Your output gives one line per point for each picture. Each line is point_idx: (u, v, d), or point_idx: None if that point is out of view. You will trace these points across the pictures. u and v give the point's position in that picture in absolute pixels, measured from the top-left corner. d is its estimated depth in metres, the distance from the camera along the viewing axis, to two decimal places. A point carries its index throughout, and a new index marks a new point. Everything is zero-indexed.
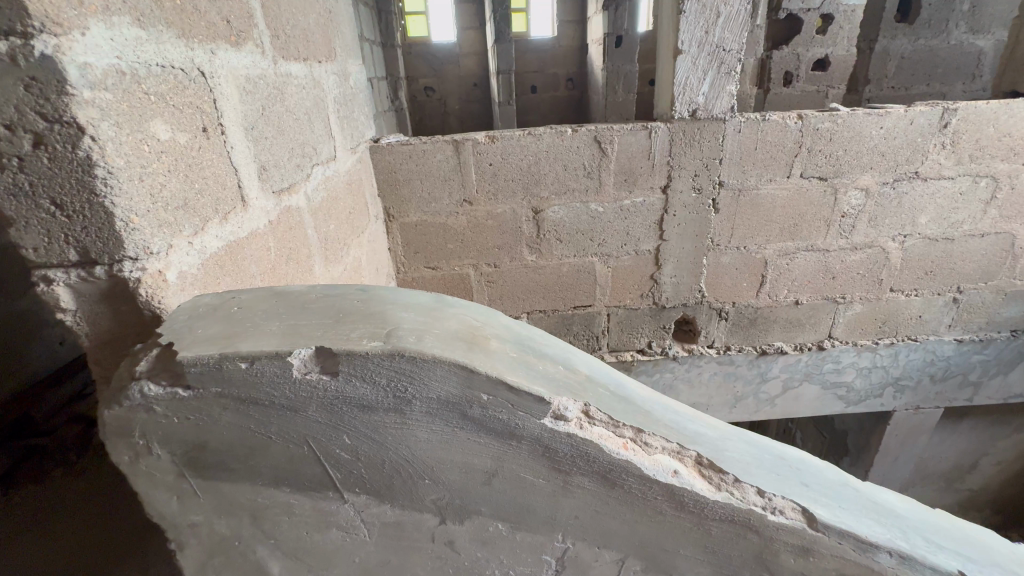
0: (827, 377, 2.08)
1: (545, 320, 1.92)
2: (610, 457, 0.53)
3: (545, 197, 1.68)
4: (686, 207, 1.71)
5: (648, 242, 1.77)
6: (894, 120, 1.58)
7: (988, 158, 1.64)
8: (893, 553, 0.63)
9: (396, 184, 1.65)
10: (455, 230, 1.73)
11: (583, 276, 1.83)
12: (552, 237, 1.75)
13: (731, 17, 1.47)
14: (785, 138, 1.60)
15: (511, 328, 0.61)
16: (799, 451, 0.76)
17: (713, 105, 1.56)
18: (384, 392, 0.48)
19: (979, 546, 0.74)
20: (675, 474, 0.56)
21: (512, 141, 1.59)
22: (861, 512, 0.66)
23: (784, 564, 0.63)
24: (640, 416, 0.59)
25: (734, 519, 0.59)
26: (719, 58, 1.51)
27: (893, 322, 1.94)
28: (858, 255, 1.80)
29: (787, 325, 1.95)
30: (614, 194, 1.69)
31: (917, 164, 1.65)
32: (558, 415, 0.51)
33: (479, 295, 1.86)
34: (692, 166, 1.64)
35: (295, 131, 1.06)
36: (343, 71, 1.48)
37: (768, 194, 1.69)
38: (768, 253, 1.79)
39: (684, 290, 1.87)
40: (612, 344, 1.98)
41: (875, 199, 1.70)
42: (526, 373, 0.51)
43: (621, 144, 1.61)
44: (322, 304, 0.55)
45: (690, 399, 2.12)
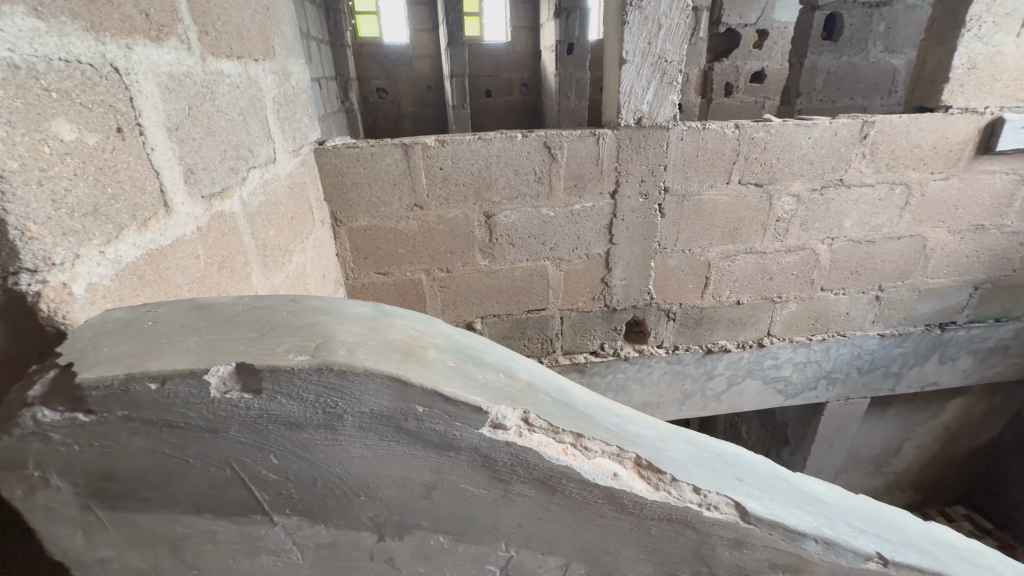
0: (767, 372, 2.19)
1: (499, 325, 1.92)
2: (550, 464, 0.54)
3: (496, 202, 1.68)
4: (633, 212, 1.76)
5: (598, 246, 1.81)
6: (820, 131, 1.69)
7: (901, 167, 1.79)
8: (819, 540, 0.67)
9: (343, 188, 1.61)
10: (406, 234, 1.70)
11: (536, 280, 1.85)
12: (504, 241, 1.76)
13: (672, 29, 1.53)
14: (724, 146, 1.68)
15: (451, 336, 0.61)
16: (736, 447, 0.79)
17: (657, 114, 1.61)
18: (313, 408, 0.46)
19: (896, 528, 0.80)
20: (614, 477, 0.57)
21: (462, 145, 1.58)
22: (790, 503, 0.69)
23: (721, 557, 0.66)
24: (581, 420, 0.59)
25: (673, 517, 0.61)
26: (662, 69, 1.57)
27: (824, 319, 2.08)
28: (792, 257, 1.92)
29: (729, 325, 2.05)
30: (565, 198, 1.71)
31: (841, 172, 1.77)
32: (496, 424, 0.51)
33: (432, 301, 1.83)
34: (638, 172, 1.69)
35: (228, 133, 1.00)
36: (283, 71, 1.42)
37: (710, 199, 1.76)
38: (711, 256, 1.88)
39: (634, 293, 1.92)
40: (566, 346, 2.01)
41: (805, 204, 1.82)
42: (464, 382, 0.50)
43: (570, 149, 1.63)
44: (248, 316, 0.52)
45: (642, 398, 2.18)
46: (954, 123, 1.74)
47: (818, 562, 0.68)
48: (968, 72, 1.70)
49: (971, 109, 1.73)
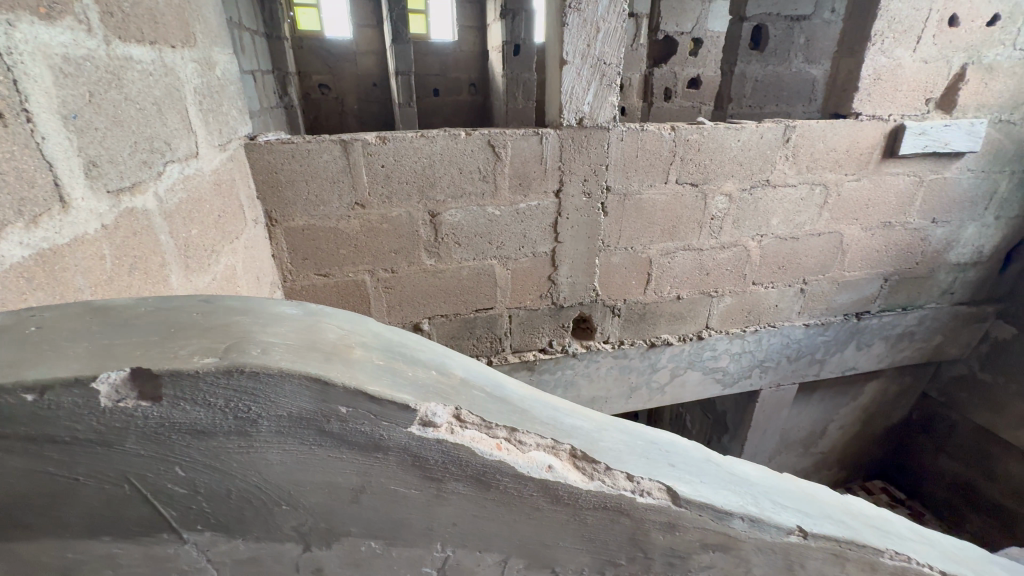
0: (707, 363, 2.30)
1: (447, 325, 1.90)
2: (483, 460, 0.53)
3: (441, 200, 1.66)
4: (577, 210, 1.79)
5: (544, 245, 1.83)
6: (748, 134, 1.80)
7: (820, 169, 1.93)
8: (745, 518, 0.71)
9: (278, 186, 1.53)
10: (347, 234, 1.64)
11: (483, 279, 1.84)
12: (449, 240, 1.74)
13: (610, 33, 1.57)
14: (661, 147, 1.74)
15: (380, 335, 0.59)
16: (671, 434, 0.82)
17: (597, 115, 1.65)
18: (223, 413, 0.43)
19: (815, 503, 0.86)
20: (549, 469, 0.57)
21: (404, 142, 1.54)
22: (719, 485, 0.73)
23: (655, 541, 0.68)
24: (516, 415, 0.59)
25: (607, 505, 0.62)
26: (601, 71, 1.61)
27: (756, 311, 2.21)
28: (726, 253, 2.03)
29: (671, 319, 2.13)
30: (510, 197, 1.72)
31: (768, 173, 1.89)
32: (426, 422, 0.50)
33: (377, 303, 1.79)
34: (581, 171, 1.73)
35: (139, 123, 0.92)
36: (206, 59, 1.33)
37: (650, 198, 1.83)
38: (652, 252, 1.94)
39: (580, 290, 1.96)
40: (514, 344, 2.02)
41: (737, 203, 1.92)
42: (391, 381, 0.49)
43: (514, 148, 1.64)
44: (151, 318, 0.48)
45: (591, 393, 2.23)
46: (863, 129, 1.90)
47: (745, 538, 0.72)
48: (874, 82, 1.86)
49: (878, 116, 1.90)
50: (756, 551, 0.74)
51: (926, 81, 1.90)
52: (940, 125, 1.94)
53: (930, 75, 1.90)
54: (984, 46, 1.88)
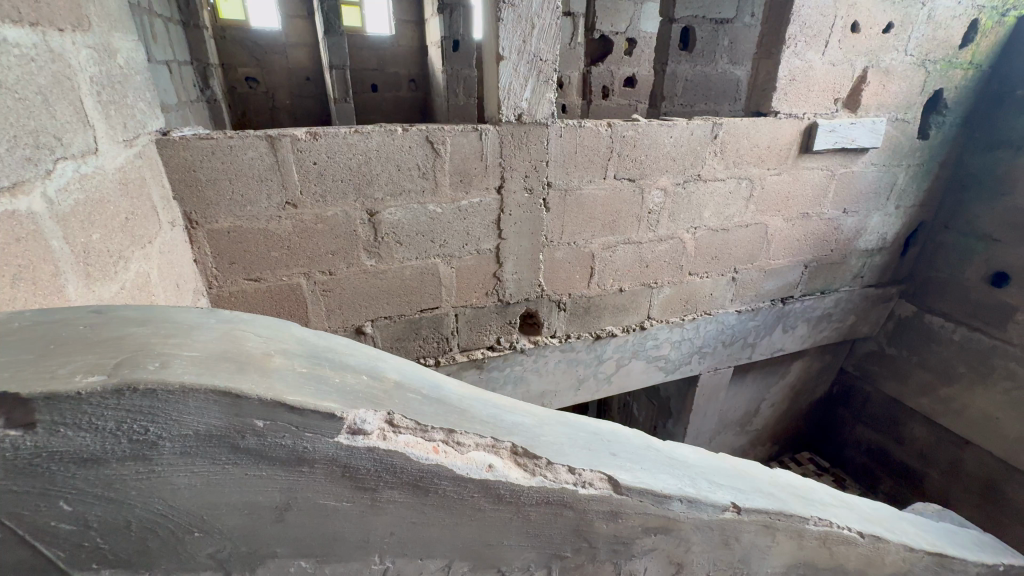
0: (649, 352, 2.39)
1: (391, 327, 1.84)
2: (419, 465, 0.51)
3: (379, 198, 1.61)
4: (520, 207, 1.79)
5: (488, 242, 1.81)
6: (680, 131, 1.87)
7: (746, 164, 2.05)
8: (683, 499, 0.73)
9: (198, 186, 1.41)
10: (278, 235, 1.55)
11: (427, 278, 1.80)
12: (390, 240, 1.68)
13: (544, 29, 1.57)
14: (599, 143, 1.78)
15: (305, 341, 0.55)
16: (613, 424, 0.84)
17: (536, 111, 1.66)
18: (115, 437, 0.38)
19: (748, 479, 0.90)
20: (489, 469, 0.56)
21: (337, 138, 1.47)
22: (659, 469, 0.75)
23: (599, 531, 0.69)
24: (454, 416, 0.58)
25: (550, 500, 0.62)
26: (537, 67, 1.61)
27: (693, 301, 2.32)
28: (664, 246, 2.11)
29: (615, 311, 2.19)
30: (451, 194, 1.69)
31: (699, 168, 1.98)
32: (355, 430, 0.47)
33: (316, 307, 1.70)
34: (522, 167, 1.73)
35: (18, 115, 0.82)
36: (106, 45, 1.20)
37: (590, 193, 1.86)
38: (594, 247, 1.98)
39: (525, 286, 1.97)
40: (462, 343, 1.99)
41: (672, 197, 2.00)
42: (314, 389, 0.46)
43: (453, 145, 1.61)
44: (27, 334, 0.42)
45: (540, 387, 2.25)
46: (782, 126, 2.03)
47: (684, 519, 0.75)
48: (790, 82, 1.99)
49: (794, 114, 2.04)
50: (695, 530, 0.77)
51: (834, 82, 2.06)
52: (847, 123, 2.11)
53: (837, 77, 2.06)
54: (881, 51, 2.07)
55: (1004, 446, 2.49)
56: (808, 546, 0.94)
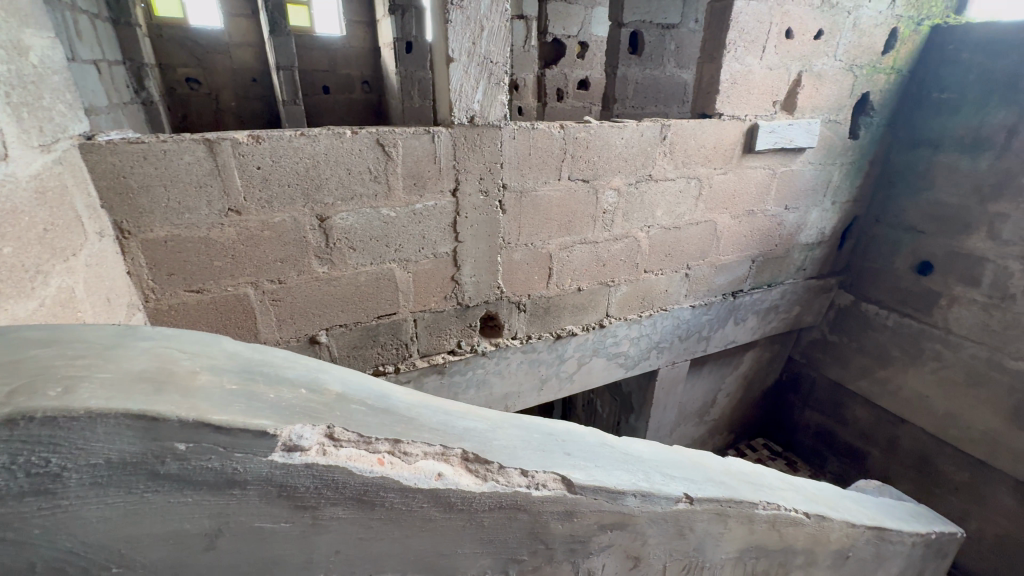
0: (609, 349, 2.43)
1: (347, 335, 1.79)
2: (363, 478, 0.50)
3: (329, 203, 1.56)
4: (475, 209, 1.78)
5: (444, 245, 1.79)
6: (630, 132, 1.92)
7: (694, 164, 2.12)
8: (637, 494, 0.74)
9: (129, 193, 1.32)
10: (221, 243, 1.47)
11: (383, 284, 1.76)
12: (343, 245, 1.63)
13: (493, 32, 1.57)
14: (552, 145, 1.80)
15: (238, 355, 0.53)
16: (567, 424, 0.84)
17: (488, 113, 1.66)
18: (10, 473, 0.36)
19: (700, 470, 0.93)
20: (438, 477, 0.55)
21: (281, 141, 1.41)
22: (613, 466, 0.76)
23: (555, 531, 0.69)
24: (400, 425, 0.57)
25: (503, 504, 0.62)
26: (488, 69, 1.61)
27: (650, 297, 2.38)
28: (619, 245, 2.15)
29: (574, 310, 2.22)
30: (404, 198, 1.66)
31: (650, 168, 2.03)
32: (290, 446, 0.45)
33: (265, 317, 1.63)
34: (477, 169, 1.72)
35: None
36: (17, 42, 1.10)
37: (545, 195, 1.88)
38: (552, 247, 2.00)
39: (484, 288, 1.96)
40: (422, 348, 1.96)
41: (625, 197, 2.05)
42: (243, 406, 0.44)
43: (405, 147, 1.58)
44: None
45: (503, 389, 2.24)
46: (726, 127, 2.11)
47: (639, 513, 0.76)
48: (732, 86, 2.07)
49: (736, 116, 2.13)
50: (650, 523, 0.79)
51: (772, 85, 2.17)
52: (785, 125, 2.23)
53: (775, 80, 2.17)
54: (813, 56, 2.20)
55: (933, 423, 2.68)
56: (759, 530, 0.98)
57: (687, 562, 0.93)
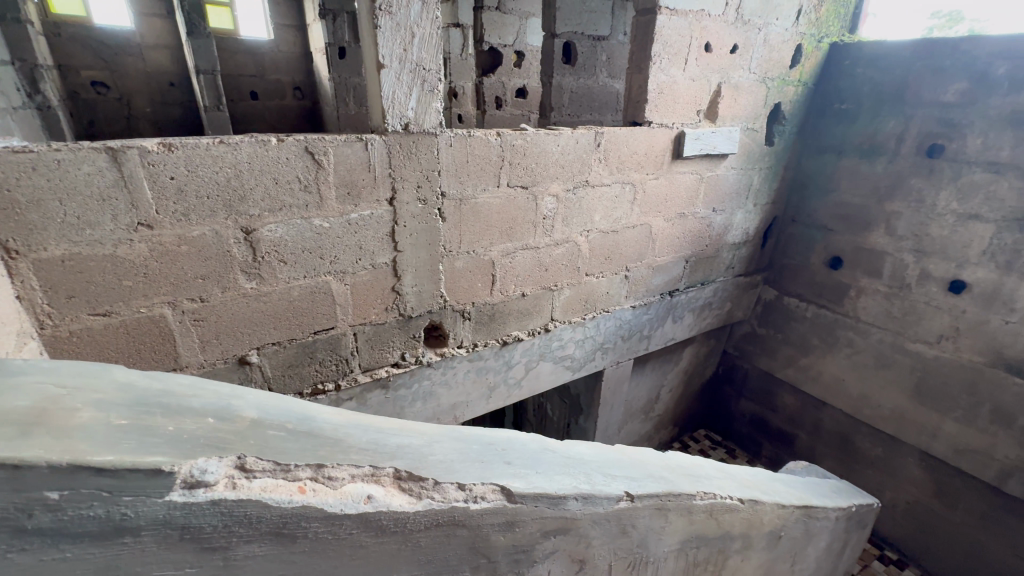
0: (555, 353, 2.45)
1: (281, 353, 1.69)
2: (281, 508, 0.49)
3: (254, 215, 1.46)
4: (414, 218, 1.75)
5: (383, 256, 1.74)
6: (566, 139, 1.96)
7: (628, 169, 2.20)
8: (579, 497, 0.74)
9: (17, 208, 1.17)
10: (131, 262, 1.35)
11: (319, 298, 1.68)
12: (272, 259, 1.54)
13: (425, 39, 1.55)
14: (489, 153, 1.80)
15: (130, 386, 0.52)
16: (509, 432, 0.85)
17: (422, 121, 1.63)
18: None
19: (642, 467, 0.96)
20: (367, 501, 0.54)
21: (197, 150, 1.32)
22: (555, 471, 0.76)
23: (497, 543, 0.69)
24: (323, 448, 0.55)
25: (440, 521, 0.61)
26: (421, 76, 1.58)
27: (592, 300, 2.43)
28: (560, 250, 2.19)
29: (519, 316, 2.22)
30: (338, 208, 1.59)
31: (587, 174, 2.09)
32: (192, 483, 0.45)
33: (185, 340, 1.51)
34: (414, 177, 1.69)
35: None
36: None
37: (485, 202, 1.87)
38: (494, 254, 2.00)
39: (427, 298, 1.92)
40: (363, 363, 1.89)
41: (564, 203, 2.09)
42: (133, 445, 0.44)
43: (337, 155, 1.52)
44: None
45: (450, 400, 2.20)
46: (655, 135, 2.21)
47: (582, 516, 0.76)
48: (659, 95, 2.17)
49: (664, 124, 2.23)
50: (593, 524, 0.79)
51: (695, 95, 2.30)
52: (709, 132, 2.37)
53: (698, 91, 2.30)
54: (730, 69, 2.35)
55: (849, 404, 2.93)
56: (698, 520, 1.01)
57: (632, 559, 0.95)
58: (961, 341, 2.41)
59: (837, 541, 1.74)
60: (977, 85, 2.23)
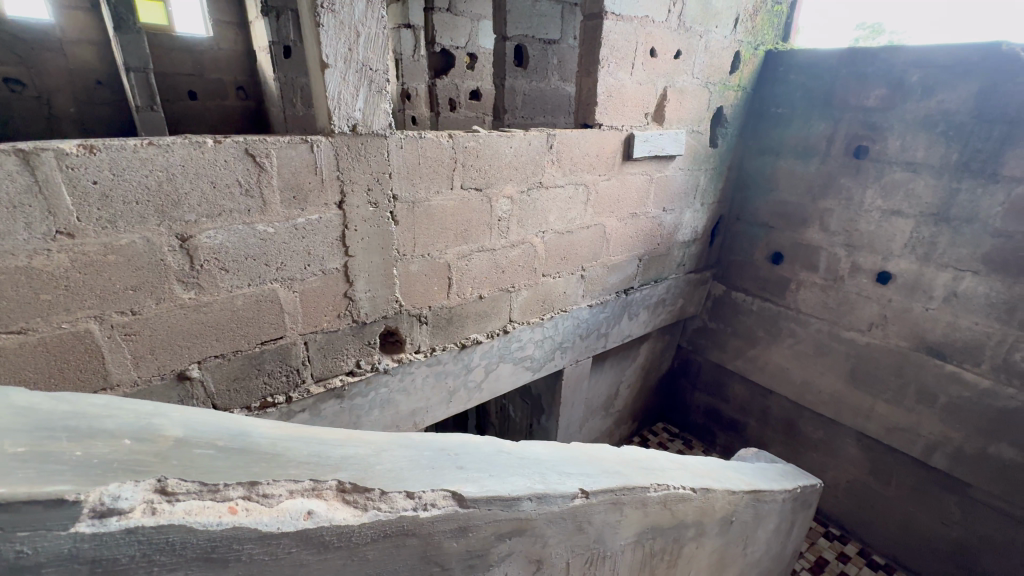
0: (514, 354, 2.45)
1: (225, 366, 1.60)
2: (208, 532, 0.47)
3: (191, 220, 1.38)
4: (365, 221, 1.70)
5: (333, 261, 1.68)
6: (518, 141, 1.97)
7: (580, 171, 2.24)
8: (534, 498, 0.74)
9: None
10: (49, 273, 1.24)
11: (265, 307, 1.60)
12: (212, 266, 1.46)
13: (372, 39, 1.51)
14: (442, 155, 1.78)
15: (35, 411, 0.49)
16: (463, 436, 0.84)
17: (371, 122, 1.59)
18: None
19: (598, 464, 0.97)
20: (307, 516, 0.52)
21: (124, 153, 1.23)
22: (509, 472, 0.76)
23: (450, 550, 0.68)
24: (257, 464, 0.54)
25: (389, 532, 0.59)
26: (368, 77, 1.55)
27: (550, 300, 2.45)
28: (516, 251, 2.19)
29: (477, 319, 2.21)
30: (283, 212, 1.53)
31: (540, 176, 2.11)
32: (103, 512, 0.43)
33: (116, 357, 1.40)
34: (364, 180, 1.64)
35: None
36: None
37: (438, 204, 1.85)
38: (449, 257, 1.98)
39: (382, 303, 1.87)
40: (316, 373, 1.82)
41: (518, 204, 2.09)
42: (30, 475, 0.41)
43: (280, 158, 1.46)
44: None
45: (409, 406, 2.16)
46: (606, 137, 2.26)
47: (537, 516, 0.76)
48: (608, 98, 2.22)
49: (614, 126, 2.29)
50: (549, 523, 0.80)
51: (643, 98, 2.36)
52: (657, 134, 2.44)
53: (645, 94, 2.37)
54: (675, 74, 2.44)
55: (793, 391, 3.09)
56: (653, 512, 1.04)
57: (590, 555, 0.96)
58: (889, 328, 2.60)
59: (785, 522, 1.83)
60: (895, 91, 2.41)
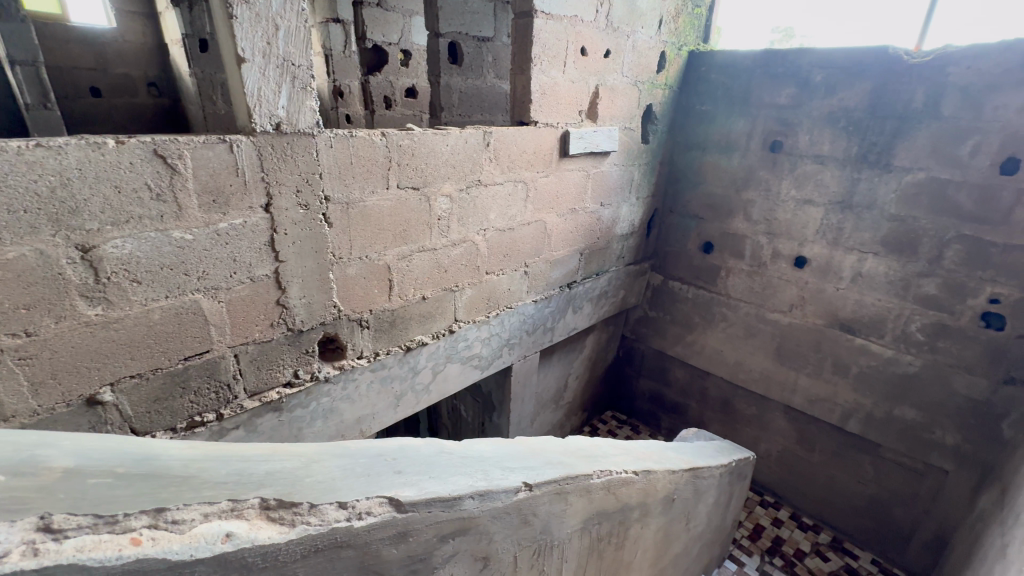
0: (462, 353, 2.43)
1: (143, 387, 1.48)
2: (106, 568, 0.44)
3: (93, 230, 1.25)
4: (296, 224, 1.61)
5: (263, 267, 1.59)
6: (454, 139, 1.95)
7: (518, 168, 2.26)
8: (475, 495, 0.74)
9: None
10: None
11: (187, 320, 1.49)
12: (121, 279, 1.33)
13: (292, 32, 1.44)
14: (375, 154, 1.73)
15: None
16: (403, 439, 0.83)
17: (296, 120, 1.51)
18: None
19: (541, 457, 0.98)
20: (225, 540, 0.50)
21: (5, 156, 1.09)
22: (450, 471, 0.75)
23: (390, 557, 0.67)
24: (166, 489, 0.51)
25: (320, 546, 0.57)
26: (291, 72, 1.47)
27: (495, 298, 2.46)
28: (458, 250, 2.17)
29: (421, 320, 2.17)
30: (203, 217, 1.42)
31: (478, 174, 2.10)
32: None
33: (8, 385, 1.25)
34: (291, 181, 1.56)
35: None
36: None
37: (374, 205, 1.80)
38: (389, 258, 1.93)
39: (318, 309, 1.79)
40: (249, 387, 1.72)
41: (457, 203, 2.08)
42: None
43: (195, 159, 1.36)
44: None
45: (354, 414, 2.09)
46: (542, 134, 2.29)
47: (481, 513, 0.76)
48: (542, 95, 2.25)
49: (549, 124, 2.32)
50: (493, 520, 0.80)
51: (576, 96, 2.41)
52: (591, 131, 2.51)
53: (578, 92, 2.42)
54: (606, 72, 2.52)
55: (727, 371, 3.29)
56: (597, 497, 1.07)
57: (537, 546, 0.97)
58: (807, 308, 2.83)
59: (723, 494, 1.95)
60: (802, 90, 2.62)
